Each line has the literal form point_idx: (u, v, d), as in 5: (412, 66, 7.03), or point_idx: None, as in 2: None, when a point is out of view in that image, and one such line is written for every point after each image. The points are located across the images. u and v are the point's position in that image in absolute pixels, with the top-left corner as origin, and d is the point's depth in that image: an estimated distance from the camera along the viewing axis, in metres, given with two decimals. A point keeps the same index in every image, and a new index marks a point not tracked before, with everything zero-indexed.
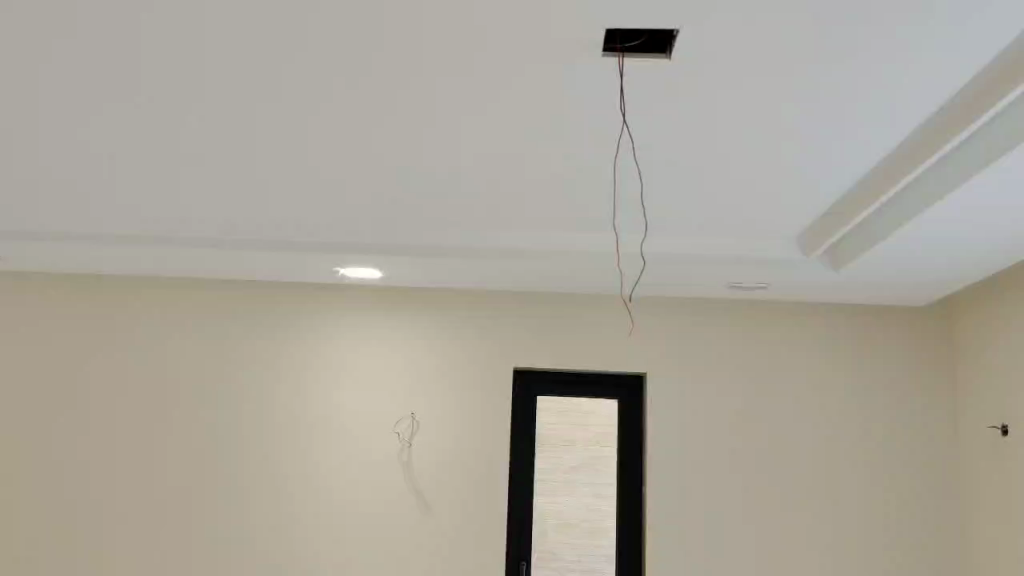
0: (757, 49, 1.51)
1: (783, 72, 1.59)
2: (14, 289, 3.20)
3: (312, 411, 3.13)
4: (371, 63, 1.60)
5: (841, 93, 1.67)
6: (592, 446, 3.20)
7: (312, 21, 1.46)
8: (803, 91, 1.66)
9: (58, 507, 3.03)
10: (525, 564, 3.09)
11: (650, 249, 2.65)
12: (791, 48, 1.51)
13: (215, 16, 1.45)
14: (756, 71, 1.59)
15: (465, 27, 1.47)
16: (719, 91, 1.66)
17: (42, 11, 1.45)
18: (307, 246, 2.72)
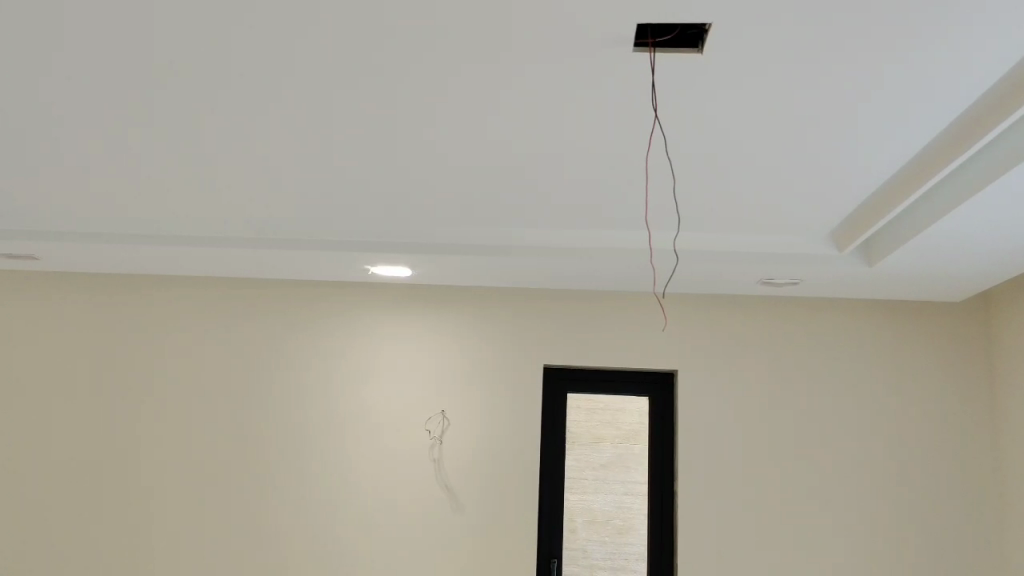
0: (768, 48, 1.49)
1: (795, 71, 1.57)
2: (53, 290, 3.26)
3: (343, 409, 3.14)
4: (387, 63, 1.59)
5: (859, 90, 1.64)
6: (621, 445, 3.21)
7: (329, 20, 1.46)
8: (803, 91, 1.64)
9: (74, 504, 3.08)
10: (556, 561, 3.08)
11: (684, 245, 2.64)
12: (782, 50, 1.49)
13: (235, 16, 1.45)
14: (755, 73, 1.57)
15: (483, 27, 1.46)
16: (720, 92, 1.65)
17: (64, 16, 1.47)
18: (336, 245, 2.74)
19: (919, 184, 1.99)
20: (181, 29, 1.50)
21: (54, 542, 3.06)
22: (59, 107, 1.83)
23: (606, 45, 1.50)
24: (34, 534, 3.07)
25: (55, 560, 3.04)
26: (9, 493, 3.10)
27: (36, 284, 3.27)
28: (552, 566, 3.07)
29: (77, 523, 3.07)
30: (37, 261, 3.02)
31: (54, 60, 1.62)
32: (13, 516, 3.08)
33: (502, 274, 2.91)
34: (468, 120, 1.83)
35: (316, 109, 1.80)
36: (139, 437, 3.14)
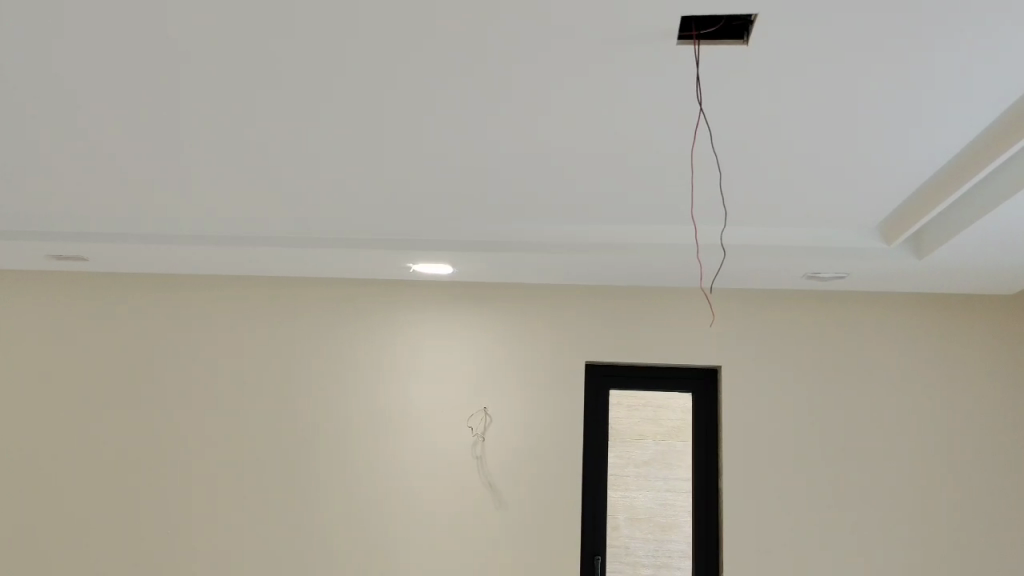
0: (803, 43, 1.46)
1: (834, 66, 1.54)
2: (100, 290, 3.32)
3: (386, 407, 3.16)
4: (423, 63, 1.59)
5: (897, 86, 1.61)
6: (664, 441, 3.23)
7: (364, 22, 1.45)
8: (849, 85, 1.60)
9: (98, 504, 3.13)
10: (600, 558, 3.03)
11: (729, 239, 2.61)
12: (817, 46, 1.47)
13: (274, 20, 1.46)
14: (789, 67, 1.55)
15: (521, 25, 1.45)
16: (754, 88, 1.63)
17: (108, 24, 1.49)
18: (379, 243, 2.74)
19: (970, 176, 1.94)
20: (222, 28, 1.49)
21: (54, 542, 3.11)
22: (98, 109, 1.84)
23: (649, 38, 1.46)
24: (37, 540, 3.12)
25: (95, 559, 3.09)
26: (8, 494, 3.16)
27: (85, 284, 3.33)
28: (596, 564, 3.03)
29: (111, 523, 3.11)
30: (85, 261, 3.07)
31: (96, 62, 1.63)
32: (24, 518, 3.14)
33: (544, 270, 2.91)
34: (507, 118, 1.82)
35: (350, 109, 1.80)
36: (183, 436, 3.18)
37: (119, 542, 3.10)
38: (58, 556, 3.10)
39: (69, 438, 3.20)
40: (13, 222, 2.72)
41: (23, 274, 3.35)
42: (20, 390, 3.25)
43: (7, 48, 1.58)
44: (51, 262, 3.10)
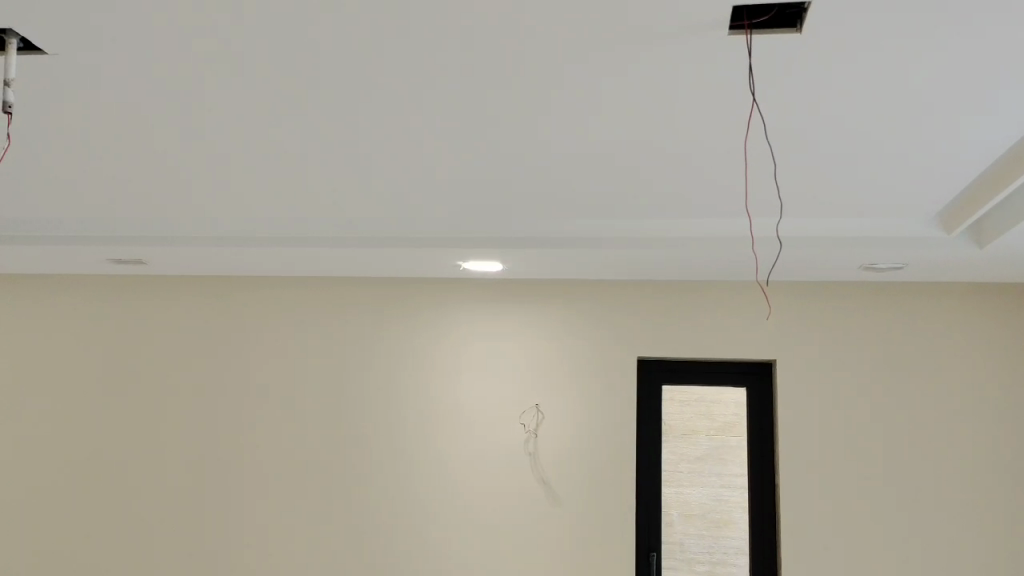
0: (858, 31, 1.41)
1: (891, 55, 1.49)
2: (159, 293, 3.38)
3: (438, 405, 3.18)
4: (470, 65, 1.58)
5: (960, 71, 1.55)
6: (716, 437, 3.16)
7: (407, 27, 1.44)
8: (907, 72, 1.55)
9: (151, 503, 3.21)
10: (655, 555, 3.04)
11: (785, 231, 2.56)
12: (874, 34, 1.42)
13: (322, 31, 1.46)
14: (840, 54, 1.49)
15: (568, 25, 1.42)
16: (807, 76, 1.58)
17: (160, 40, 1.50)
18: (430, 242, 2.75)
19: None
20: (269, 39, 1.48)
21: (62, 541, 3.22)
22: (151, 121, 1.87)
23: (699, 30, 1.43)
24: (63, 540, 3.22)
25: (155, 559, 3.17)
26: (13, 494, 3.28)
27: (143, 287, 3.39)
28: (651, 560, 3.04)
29: (170, 523, 3.19)
30: (145, 265, 3.14)
31: (146, 73, 1.63)
32: (68, 517, 3.23)
33: (595, 265, 2.88)
34: (555, 117, 1.81)
35: (399, 112, 1.80)
36: (239, 436, 3.23)
37: (179, 542, 3.17)
38: (121, 555, 3.18)
39: (91, 439, 3.29)
40: (73, 225, 2.78)
41: (83, 277, 3.43)
42: (18, 392, 3.35)
43: (62, 65, 1.60)
44: (110, 266, 3.17)
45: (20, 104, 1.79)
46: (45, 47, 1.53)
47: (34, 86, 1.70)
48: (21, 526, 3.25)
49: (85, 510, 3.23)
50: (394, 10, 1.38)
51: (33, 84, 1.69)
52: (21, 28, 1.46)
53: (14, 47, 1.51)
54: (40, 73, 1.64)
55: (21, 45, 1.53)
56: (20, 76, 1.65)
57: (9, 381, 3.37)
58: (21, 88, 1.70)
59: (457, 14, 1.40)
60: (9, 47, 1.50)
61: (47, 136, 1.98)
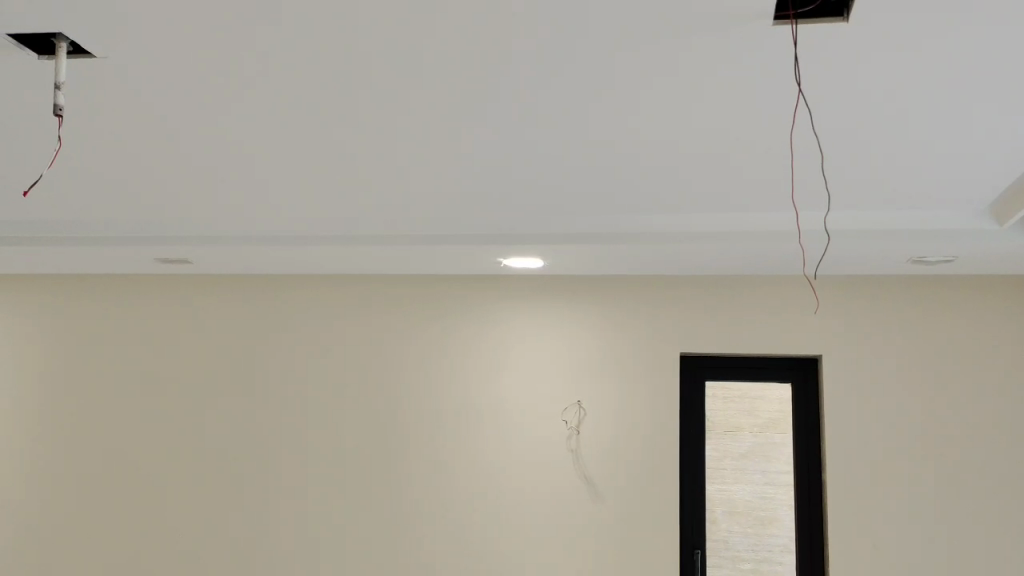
0: (908, 22, 1.38)
1: (943, 44, 1.45)
2: (204, 291, 3.42)
3: (481, 401, 3.18)
4: (511, 63, 1.57)
5: (1016, 58, 1.50)
6: (760, 433, 3.12)
7: (446, 26, 1.44)
8: (959, 60, 1.51)
9: (202, 499, 3.27)
10: (699, 552, 3.04)
11: (833, 225, 2.51)
12: (925, 22, 1.38)
13: (366, 31, 1.46)
14: (887, 45, 1.45)
15: (610, 20, 1.41)
16: (855, 68, 1.55)
17: (207, 42, 1.51)
18: (471, 239, 2.74)
19: None
20: (312, 38, 1.49)
21: (115, 536, 3.29)
22: (196, 121, 1.89)
23: (743, 21, 1.39)
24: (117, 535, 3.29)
25: (205, 554, 3.22)
26: (70, 489, 3.35)
27: (190, 285, 3.43)
28: (695, 558, 3.03)
29: (219, 520, 3.24)
30: (192, 264, 3.17)
31: (192, 74, 1.65)
32: (119, 513, 3.30)
33: (638, 260, 2.85)
34: (598, 113, 1.79)
35: (438, 111, 1.80)
36: (284, 433, 3.27)
37: (227, 537, 3.23)
38: (170, 550, 3.25)
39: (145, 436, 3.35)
40: (123, 225, 2.81)
41: (128, 276, 3.47)
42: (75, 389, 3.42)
43: (111, 68, 1.62)
44: (157, 265, 3.21)
45: (70, 108, 1.82)
46: (95, 51, 1.55)
47: (83, 90, 1.73)
48: (74, 523, 3.32)
49: (136, 506, 3.30)
50: (434, 7, 1.38)
51: (83, 88, 1.71)
52: (71, 33, 1.48)
53: (63, 51, 1.53)
54: (89, 77, 1.66)
55: (71, 49, 1.55)
56: (70, 80, 1.68)
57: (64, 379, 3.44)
58: (71, 92, 1.73)
59: (494, 13, 1.39)
60: (59, 51, 1.53)
61: (96, 139, 2.01)
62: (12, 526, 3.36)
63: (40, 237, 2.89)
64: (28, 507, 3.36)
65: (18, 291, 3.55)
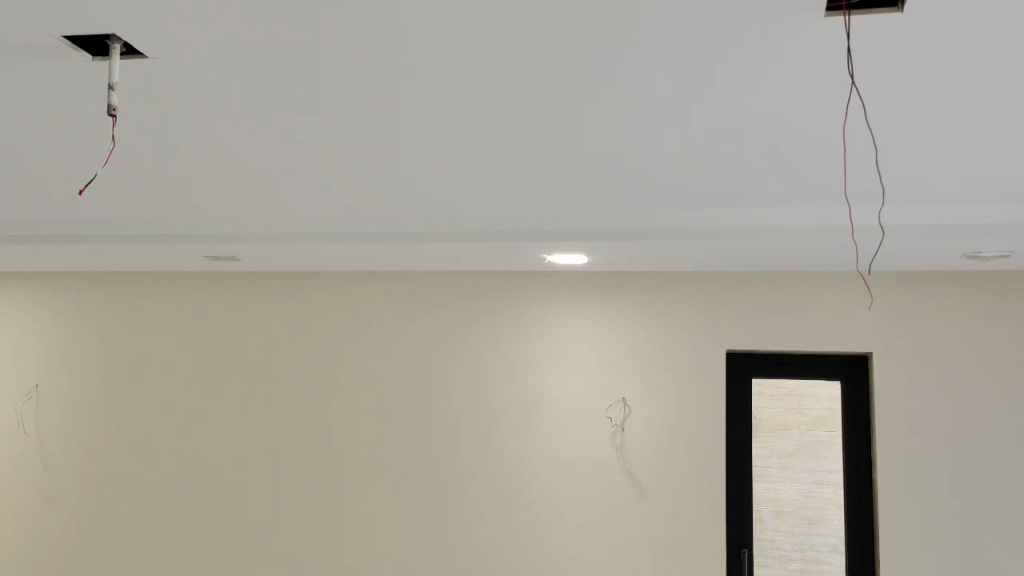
0: (968, 9, 1.32)
1: (1007, 33, 1.39)
2: (252, 288, 3.46)
3: (524, 397, 3.18)
4: (555, 58, 1.55)
5: None
6: (809, 431, 3.07)
7: (483, 22, 1.43)
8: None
9: (251, 494, 3.31)
10: (746, 551, 3.01)
11: (886, 221, 2.45)
12: (984, 8, 1.32)
13: (411, 29, 1.46)
14: (948, 36, 1.41)
15: (655, 10, 1.37)
16: (915, 59, 1.50)
17: (254, 41, 1.52)
18: (516, 235, 2.73)
19: None
20: (355, 36, 1.49)
21: (167, 529, 3.35)
22: (244, 120, 1.91)
23: (793, 12, 1.35)
24: (137, 539, 3.37)
25: (254, 548, 3.28)
26: (122, 482, 3.42)
27: (238, 282, 3.47)
28: (742, 557, 3.00)
29: (242, 520, 3.30)
30: (240, 261, 3.20)
31: (242, 73, 1.66)
32: (170, 506, 3.37)
33: (685, 256, 2.82)
34: (647, 107, 1.76)
35: (484, 107, 1.79)
36: (330, 429, 3.30)
37: (275, 531, 3.27)
38: (221, 543, 3.30)
39: (196, 430, 3.40)
40: (172, 225, 2.85)
41: (179, 274, 3.52)
42: (129, 384, 3.49)
43: (161, 68, 1.64)
44: (205, 262, 3.24)
45: (123, 108, 1.85)
46: (146, 51, 1.57)
47: (136, 90, 1.75)
48: (125, 516, 3.39)
49: (187, 501, 3.36)
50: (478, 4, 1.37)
51: (136, 88, 1.74)
52: (124, 35, 1.50)
53: (116, 52, 1.55)
54: (142, 76, 1.69)
55: (124, 50, 1.58)
56: (123, 80, 1.70)
57: (119, 375, 3.50)
58: (123, 92, 1.76)
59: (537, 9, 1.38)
60: (112, 52, 1.55)
61: (148, 139, 2.03)
62: (66, 519, 3.44)
63: (93, 237, 2.93)
64: (82, 500, 3.44)
65: (72, 288, 3.62)
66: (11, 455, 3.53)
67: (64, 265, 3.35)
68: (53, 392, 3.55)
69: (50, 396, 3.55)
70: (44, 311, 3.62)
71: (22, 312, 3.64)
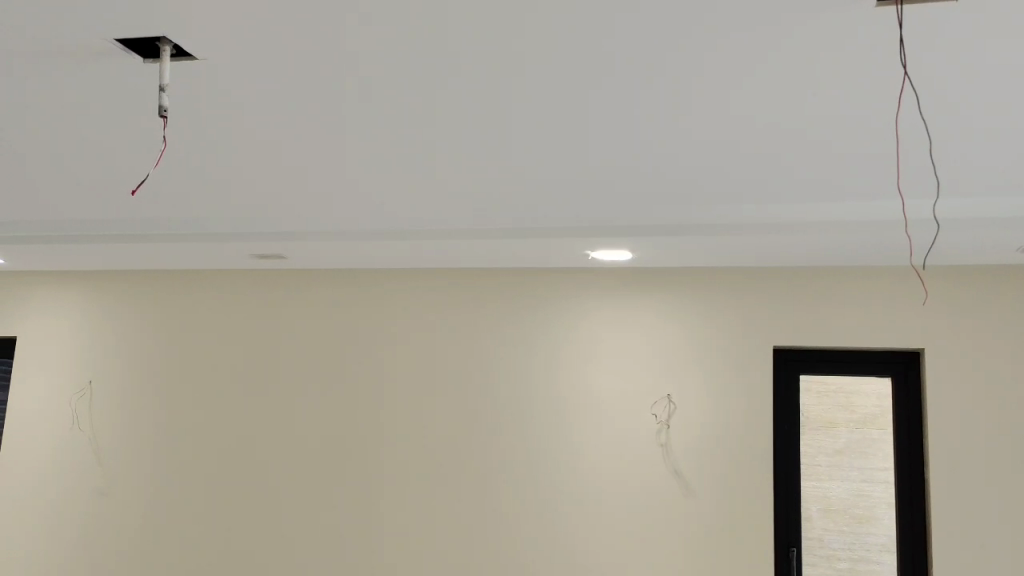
0: None
1: None
2: (300, 286, 3.50)
3: (569, 394, 3.17)
4: (602, 56, 1.54)
5: None
6: (857, 429, 3.03)
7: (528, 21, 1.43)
8: None
9: (298, 490, 3.35)
10: (794, 550, 2.97)
11: (944, 214, 2.38)
12: None
13: (456, 27, 1.46)
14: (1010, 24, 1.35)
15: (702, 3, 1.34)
16: (970, 51, 1.45)
17: (302, 41, 1.54)
18: (560, 232, 2.72)
19: None
20: (401, 35, 1.50)
21: (216, 523, 3.41)
22: (292, 121, 1.93)
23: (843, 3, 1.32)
24: (161, 536, 3.45)
25: (301, 543, 3.31)
26: (173, 477, 3.48)
27: (286, 280, 3.52)
28: (790, 556, 2.96)
29: (255, 519, 3.37)
30: (286, 260, 3.24)
31: (289, 74, 1.69)
32: (220, 501, 3.42)
33: (731, 252, 2.79)
34: (698, 102, 1.73)
35: (528, 105, 1.79)
36: (377, 425, 3.33)
37: (323, 528, 3.31)
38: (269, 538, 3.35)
39: (245, 427, 3.45)
40: (222, 226, 2.89)
41: (229, 272, 3.58)
42: (180, 380, 3.55)
43: (211, 70, 1.67)
44: (254, 261, 3.29)
45: (173, 110, 1.88)
46: (196, 54, 1.60)
47: (187, 92, 1.78)
48: (170, 512, 3.46)
49: (237, 496, 3.41)
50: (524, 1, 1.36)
51: (186, 90, 1.77)
52: (175, 37, 1.53)
53: (167, 54, 1.59)
54: (192, 78, 1.71)
55: (174, 52, 1.61)
56: (173, 82, 1.74)
57: (170, 371, 3.57)
58: (176, 95, 1.80)
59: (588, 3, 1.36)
60: (163, 55, 1.58)
61: (198, 140, 2.07)
62: (116, 514, 3.50)
63: (145, 236, 2.99)
64: (134, 495, 3.50)
65: (124, 286, 3.69)
66: (66, 451, 3.60)
67: (118, 264, 3.42)
68: (108, 388, 3.62)
69: (105, 392, 3.62)
70: (97, 309, 3.70)
71: (77, 310, 3.72)
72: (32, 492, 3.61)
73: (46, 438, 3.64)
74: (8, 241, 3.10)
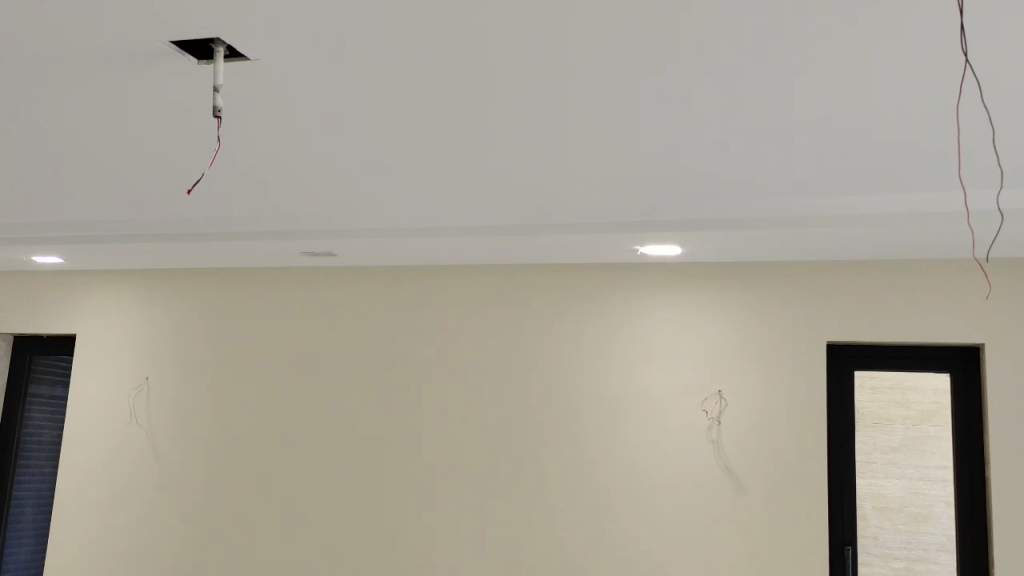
0: None
1: None
2: (351, 284, 3.53)
3: (618, 390, 3.16)
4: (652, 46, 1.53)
5: None
6: (914, 426, 2.96)
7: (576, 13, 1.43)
8: None
9: (348, 485, 3.39)
10: (850, 548, 2.92)
11: (1008, 205, 2.32)
12: None
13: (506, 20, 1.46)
14: None
15: None
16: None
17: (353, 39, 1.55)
18: (610, 227, 2.69)
19: None
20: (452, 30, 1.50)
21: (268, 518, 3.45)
22: (343, 121, 1.94)
23: None
24: (216, 529, 3.50)
25: (352, 538, 3.34)
26: (227, 472, 3.54)
27: (336, 279, 3.55)
28: (846, 555, 2.92)
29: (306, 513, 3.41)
30: (337, 258, 3.27)
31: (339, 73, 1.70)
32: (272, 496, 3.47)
33: (783, 247, 2.74)
34: (747, 93, 1.71)
35: (576, 100, 1.78)
36: (426, 421, 3.34)
37: (372, 522, 3.33)
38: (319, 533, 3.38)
39: (296, 422, 3.49)
40: (272, 224, 2.92)
41: (282, 271, 3.63)
42: (233, 377, 3.61)
43: (262, 69, 1.69)
44: (306, 259, 3.32)
45: (227, 111, 1.91)
46: (249, 53, 1.62)
47: (238, 91, 1.80)
48: (223, 506, 3.51)
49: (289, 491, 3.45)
50: None
51: (239, 89, 1.79)
52: (229, 36, 1.55)
53: (220, 54, 1.61)
54: (244, 78, 1.73)
55: (228, 52, 1.63)
56: (228, 83, 1.76)
57: (224, 368, 3.63)
58: (230, 95, 1.82)
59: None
60: (217, 55, 1.60)
61: (249, 140, 2.09)
62: (172, 510, 3.57)
63: (198, 236, 3.02)
64: (189, 490, 3.56)
65: (178, 286, 3.75)
66: (123, 446, 3.68)
67: (174, 264, 3.48)
68: (164, 385, 3.69)
69: (161, 389, 3.69)
70: (153, 307, 3.77)
71: (134, 308, 3.79)
72: (90, 486, 3.69)
73: (104, 433, 3.72)
74: (66, 241, 3.17)
